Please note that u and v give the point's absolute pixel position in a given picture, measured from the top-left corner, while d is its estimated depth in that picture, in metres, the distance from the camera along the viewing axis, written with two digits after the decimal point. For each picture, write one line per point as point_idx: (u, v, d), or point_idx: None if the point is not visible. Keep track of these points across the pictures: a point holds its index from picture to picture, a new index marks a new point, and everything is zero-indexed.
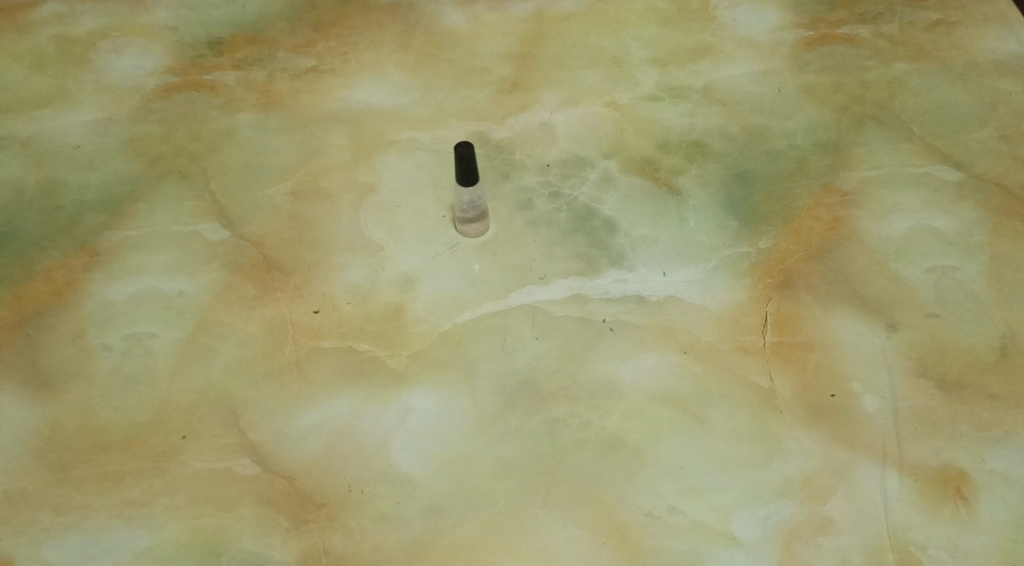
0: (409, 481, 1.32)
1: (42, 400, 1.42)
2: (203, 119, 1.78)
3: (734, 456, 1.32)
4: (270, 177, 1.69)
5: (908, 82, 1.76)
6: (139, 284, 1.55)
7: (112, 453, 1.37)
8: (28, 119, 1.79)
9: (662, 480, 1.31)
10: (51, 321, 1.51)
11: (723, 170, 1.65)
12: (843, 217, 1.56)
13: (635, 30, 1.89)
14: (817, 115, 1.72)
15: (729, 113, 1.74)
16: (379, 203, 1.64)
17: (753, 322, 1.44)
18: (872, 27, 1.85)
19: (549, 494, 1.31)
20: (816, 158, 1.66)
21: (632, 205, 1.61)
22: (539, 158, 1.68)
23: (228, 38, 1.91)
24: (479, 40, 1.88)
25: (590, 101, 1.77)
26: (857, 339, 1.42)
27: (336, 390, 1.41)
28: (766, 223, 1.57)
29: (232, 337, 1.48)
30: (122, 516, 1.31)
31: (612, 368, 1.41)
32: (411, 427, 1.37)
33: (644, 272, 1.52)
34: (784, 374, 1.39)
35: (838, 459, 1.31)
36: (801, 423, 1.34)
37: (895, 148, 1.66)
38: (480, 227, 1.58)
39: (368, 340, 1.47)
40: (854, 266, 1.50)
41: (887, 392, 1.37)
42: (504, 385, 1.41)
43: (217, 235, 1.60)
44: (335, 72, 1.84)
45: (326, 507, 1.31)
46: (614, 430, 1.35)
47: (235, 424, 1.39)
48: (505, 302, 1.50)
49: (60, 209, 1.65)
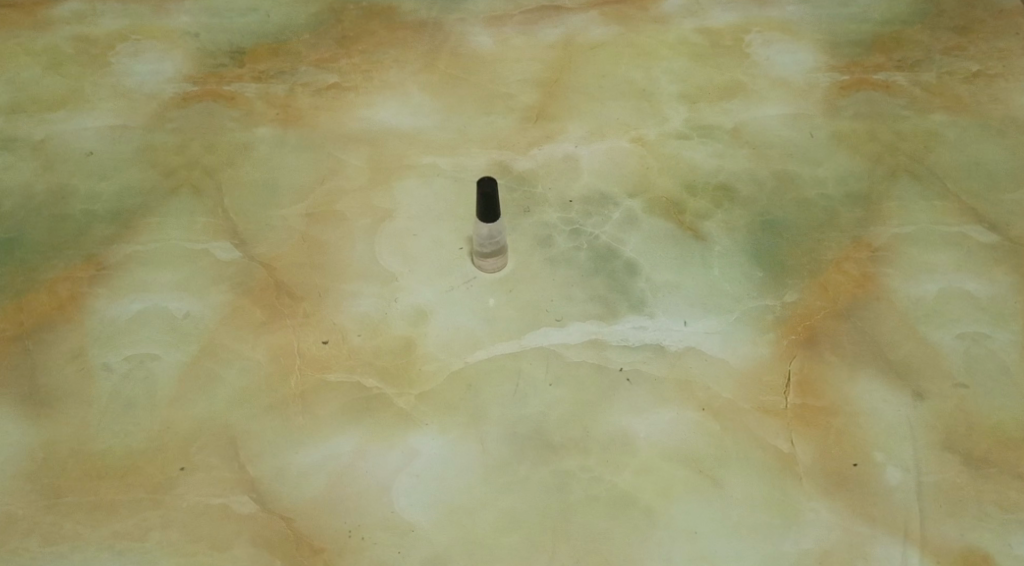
0: (411, 529, 1.28)
1: (38, 418, 1.38)
2: (220, 131, 1.74)
3: (749, 523, 1.27)
4: (284, 197, 1.64)
5: (945, 135, 1.71)
6: (144, 302, 1.51)
7: (106, 481, 1.33)
8: (41, 121, 1.75)
9: (673, 545, 1.26)
10: (51, 336, 1.47)
11: (750, 216, 1.61)
12: (872, 274, 1.52)
13: (666, 63, 1.84)
14: (849, 164, 1.67)
15: (758, 156, 1.69)
16: (395, 230, 1.60)
17: (775, 381, 1.40)
18: (909, 75, 1.81)
19: (556, 552, 1.26)
20: (847, 209, 1.61)
21: (654, 248, 1.56)
22: (561, 193, 1.64)
23: (250, 49, 1.87)
24: (506, 64, 1.84)
25: (617, 135, 1.73)
26: (881, 405, 1.38)
27: (340, 427, 1.37)
28: (792, 275, 1.52)
29: (237, 364, 1.44)
30: (112, 549, 1.27)
31: (626, 421, 1.37)
32: (416, 471, 1.33)
33: (664, 320, 1.47)
34: (804, 438, 1.34)
35: (857, 533, 1.26)
36: (820, 492, 1.30)
37: (929, 204, 1.61)
38: (497, 263, 1.53)
39: (376, 375, 1.42)
40: (882, 327, 1.46)
41: (911, 464, 1.32)
42: (513, 433, 1.36)
43: (228, 255, 1.56)
44: (357, 90, 1.80)
45: (323, 552, 1.26)
46: (626, 487, 1.31)
47: (234, 458, 1.35)
48: (519, 343, 1.45)
49: (68, 218, 1.62)
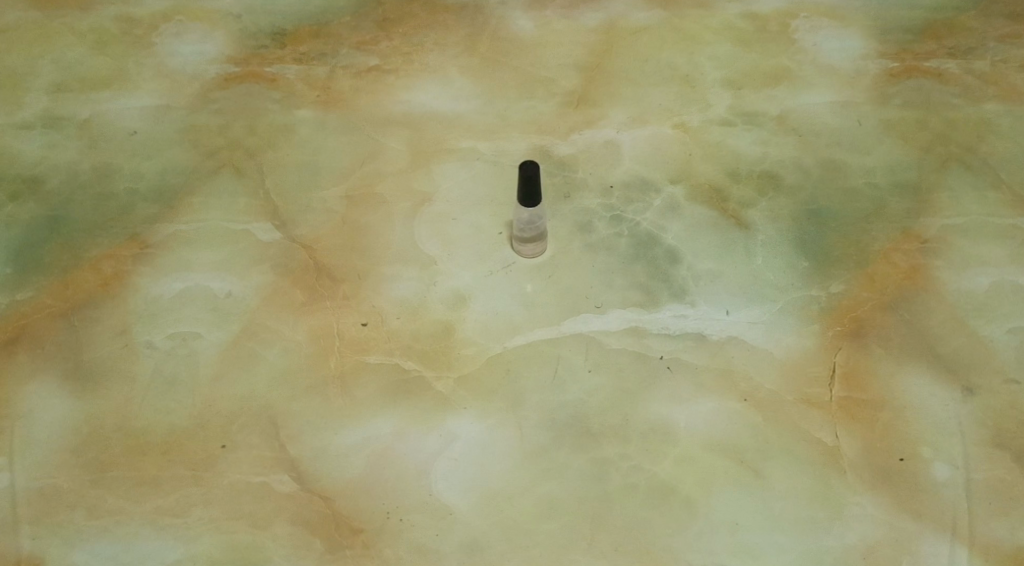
0: (448, 513, 1.28)
1: (83, 394, 1.40)
2: (261, 112, 1.74)
3: (793, 516, 1.26)
4: (325, 178, 1.64)
5: (998, 124, 1.68)
6: (187, 281, 1.51)
7: (149, 457, 1.34)
8: (86, 100, 1.77)
9: (714, 536, 1.25)
10: (96, 313, 1.48)
11: (796, 205, 1.58)
12: (921, 266, 1.49)
13: (710, 49, 1.82)
14: (897, 154, 1.64)
15: (804, 145, 1.66)
16: (435, 214, 1.59)
17: (819, 373, 1.38)
18: (961, 62, 1.77)
19: (594, 539, 1.25)
20: (895, 200, 1.58)
21: (696, 236, 1.54)
22: (602, 179, 1.62)
23: (291, 30, 1.87)
24: (548, 49, 1.83)
25: (659, 121, 1.71)
26: (929, 400, 1.35)
27: (379, 410, 1.37)
28: (837, 266, 1.50)
29: (278, 344, 1.44)
30: (156, 525, 1.28)
31: (667, 411, 1.36)
32: (455, 455, 1.33)
33: (705, 310, 1.46)
34: (848, 431, 1.33)
35: (902, 529, 1.24)
36: (864, 486, 1.28)
37: (981, 195, 1.58)
38: (537, 248, 1.52)
39: (415, 359, 1.42)
40: (929, 320, 1.43)
41: (959, 460, 1.30)
42: (552, 419, 1.35)
43: (270, 236, 1.57)
44: (398, 72, 1.80)
45: (362, 533, 1.26)
46: (666, 476, 1.30)
47: (274, 437, 1.35)
48: (558, 330, 1.44)
49: (112, 197, 1.63)
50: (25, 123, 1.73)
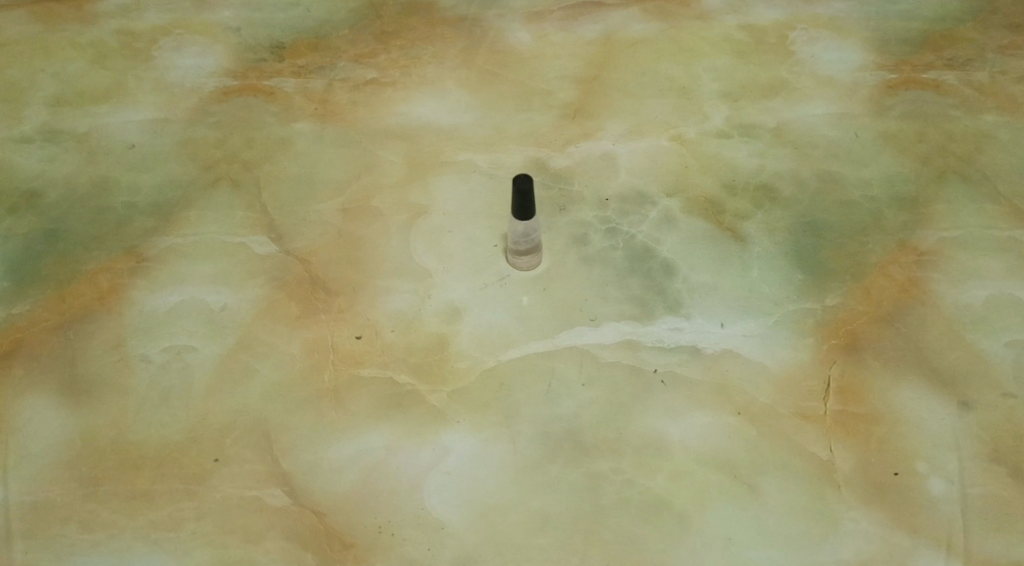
0: (441, 527, 1.27)
1: (78, 408, 1.40)
2: (259, 125, 1.74)
3: (787, 531, 1.25)
4: (321, 191, 1.64)
5: (997, 136, 1.67)
6: (182, 294, 1.51)
7: (143, 471, 1.33)
8: (85, 114, 1.77)
9: (707, 552, 1.24)
10: (92, 326, 1.48)
11: (792, 217, 1.57)
12: (918, 279, 1.48)
13: (708, 61, 1.81)
14: (895, 166, 1.63)
15: (802, 157, 1.65)
16: (431, 227, 1.59)
17: (814, 387, 1.37)
18: (960, 74, 1.76)
19: (586, 554, 1.24)
20: (892, 212, 1.57)
21: (692, 249, 1.54)
22: (598, 191, 1.62)
23: (290, 44, 1.88)
24: (545, 61, 1.83)
25: (656, 133, 1.70)
26: (926, 414, 1.34)
27: (373, 424, 1.36)
28: (833, 278, 1.49)
29: (272, 357, 1.44)
30: (148, 539, 1.27)
31: (661, 424, 1.35)
32: (448, 469, 1.32)
33: (700, 322, 1.45)
34: (844, 445, 1.32)
35: (897, 544, 1.23)
36: (859, 501, 1.27)
37: (978, 207, 1.57)
38: (532, 261, 1.51)
39: (409, 372, 1.42)
40: (926, 334, 1.42)
41: (955, 475, 1.29)
42: (546, 433, 1.35)
43: (265, 249, 1.57)
44: (396, 85, 1.80)
45: (354, 548, 1.26)
46: (660, 491, 1.29)
47: (267, 451, 1.35)
48: (552, 343, 1.44)
49: (109, 210, 1.63)
50: (25, 137, 1.74)
